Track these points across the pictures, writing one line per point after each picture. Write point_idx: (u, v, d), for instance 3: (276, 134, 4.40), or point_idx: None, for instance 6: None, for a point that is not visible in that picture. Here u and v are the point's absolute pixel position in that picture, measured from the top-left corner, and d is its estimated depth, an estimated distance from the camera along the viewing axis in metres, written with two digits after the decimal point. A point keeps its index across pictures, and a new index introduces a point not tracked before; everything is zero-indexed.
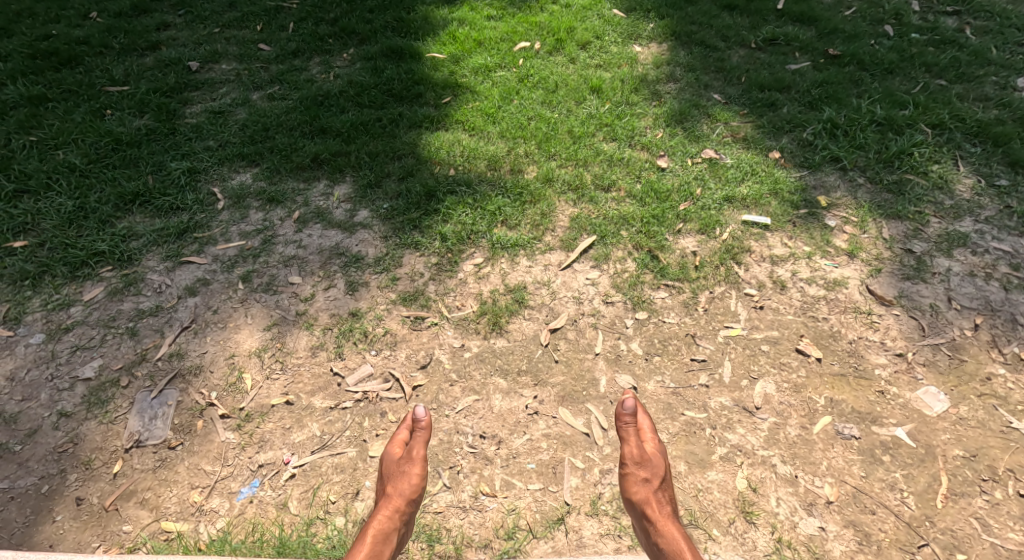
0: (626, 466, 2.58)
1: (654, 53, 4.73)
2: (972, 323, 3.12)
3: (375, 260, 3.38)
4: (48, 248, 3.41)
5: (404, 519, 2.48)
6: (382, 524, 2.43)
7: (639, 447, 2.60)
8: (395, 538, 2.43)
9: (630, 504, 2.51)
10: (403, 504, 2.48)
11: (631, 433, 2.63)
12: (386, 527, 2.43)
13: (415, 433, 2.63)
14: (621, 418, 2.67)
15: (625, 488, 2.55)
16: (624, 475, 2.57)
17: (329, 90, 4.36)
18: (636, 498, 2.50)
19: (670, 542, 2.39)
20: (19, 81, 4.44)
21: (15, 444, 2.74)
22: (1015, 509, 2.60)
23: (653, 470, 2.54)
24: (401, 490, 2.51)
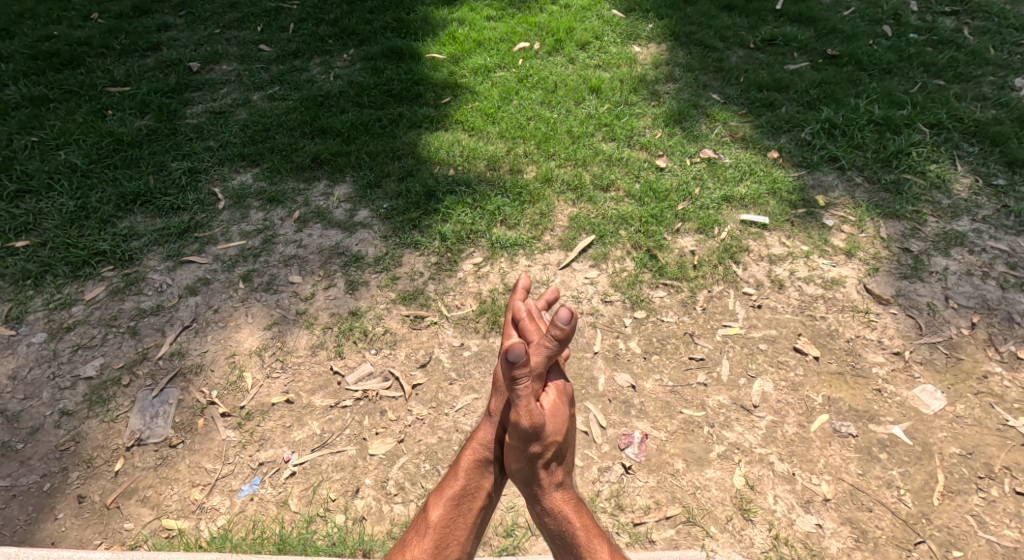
0: (513, 436, 2.14)
1: (653, 54, 4.74)
2: (969, 321, 3.14)
3: (375, 260, 3.40)
4: (50, 248, 3.43)
5: (504, 443, 2.29)
6: (477, 449, 2.28)
7: (531, 414, 2.10)
8: (495, 465, 2.29)
9: (515, 472, 2.22)
10: (501, 429, 2.26)
11: (522, 398, 2.08)
12: (484, 452, 2.28)
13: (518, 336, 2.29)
14: (508, 374, 2.07)
15: (507, 456, 2.20)
16: (508, 444, 2.17)
17: (329, 91, 4.38)
18: (524, 468, 2.20)
19: (562, 513, 2.23)
20: (21, 82, 4.46)
21: (17, 443, 2.76)
22: (1011, 506, 2.62)
23: (542, 441, 2.15)
24: (496, 409, 2.26)
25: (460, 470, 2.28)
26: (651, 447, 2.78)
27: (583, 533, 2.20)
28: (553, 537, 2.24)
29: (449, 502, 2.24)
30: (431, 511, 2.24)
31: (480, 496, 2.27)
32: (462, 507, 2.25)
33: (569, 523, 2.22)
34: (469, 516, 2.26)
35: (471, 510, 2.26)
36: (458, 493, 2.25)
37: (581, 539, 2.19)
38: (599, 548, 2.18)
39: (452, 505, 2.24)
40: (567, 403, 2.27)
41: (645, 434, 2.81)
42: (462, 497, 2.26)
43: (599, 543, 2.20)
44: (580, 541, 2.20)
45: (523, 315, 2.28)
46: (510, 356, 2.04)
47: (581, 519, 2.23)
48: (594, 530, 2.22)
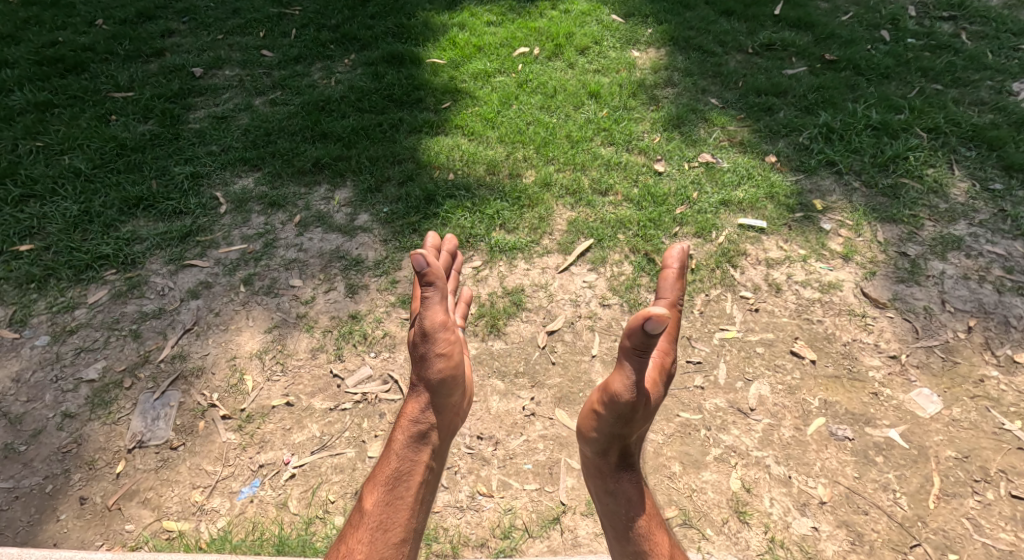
0: (609, 406, 2.18)
1: (652, 58, 4.77)
2: (966, 325, 3.15)
3: (375, 264, 3.42)
4: (53, 252, 3.46)
5: (436, 410, 2.34)
6: (407, 425, 2.32)
7: (633, 389, 2.14)
8: (429, 437, 2.32)
9: (592, 441, 2.28)
10: (430, 394, 2.33)
11: (638, 370, 2.13)
12: (417, 425, 2.32)
13: (426, 292, 2.29)
14: (634, 343, 2.09)
15: (595, 424, 2.25)
16: (598, 413, 2.23)
17: (331, 95, 4.41)
18: (605, 441, 2.25)
19: (627, 496, 2.27)
20: (26, 88, 4.51)
21: (20, 445, 2.79)
22: (1007, 509, 2.63)
23: (633, 418, 2.19)
24: (420, 375, 2.33)
25: (393, 451, 2.30)
26: (648, 450, 2.79)
27: (644, 519, 2.26)
28: (609, 518, 2.29)
29: (383, 486, 2.25)
30: (367, 498, 2.24)
31: (418, 474, 2.28)
32: (398, 489, 2.24)
33: (631, 507, 2.26)
34: (408, 496, 2.24)
35: (409, 490, 2.25)
36: (392, 476, 2.26)
37: (639, 526, 2.25)
38: (657, 537, 2.26)
39: (389, 488, 2.24)
40: (661, 381, 2.40)
41: (642, 437, 2.83)
42: (397, 479, 2.26)
43: (658, 530, 2.28)
44: (638, 527, 2.25)
45: (426, 270, 2.24)
46: (647, 327, 2.01)
47: (646, 505, 2.28)
48: (655, 517, 2.29)
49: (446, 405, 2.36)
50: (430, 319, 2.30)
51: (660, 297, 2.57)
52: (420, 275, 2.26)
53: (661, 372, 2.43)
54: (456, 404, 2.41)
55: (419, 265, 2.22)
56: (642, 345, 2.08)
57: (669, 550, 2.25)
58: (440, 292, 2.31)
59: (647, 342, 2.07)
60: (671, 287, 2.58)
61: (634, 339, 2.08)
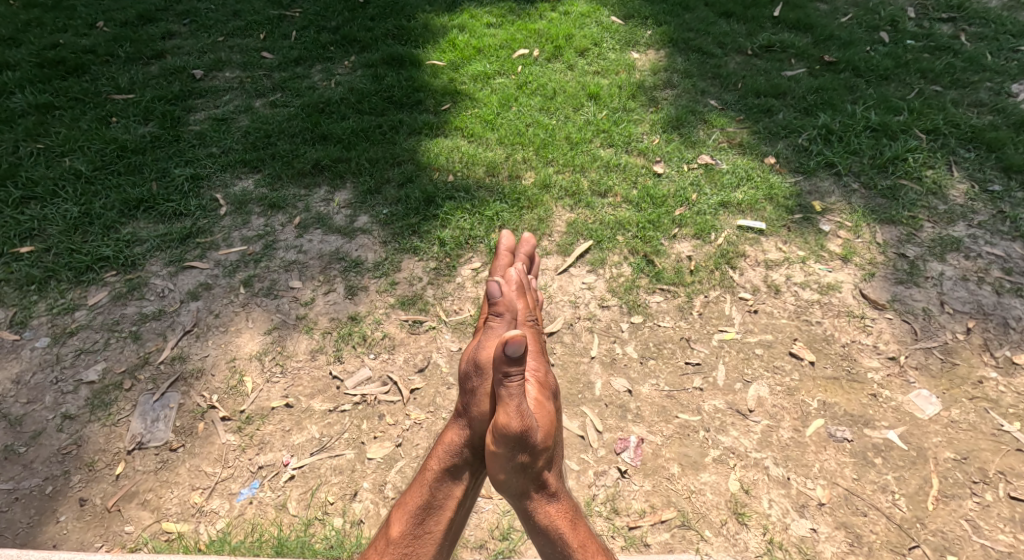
0: (500, 441, 2.00)
1: (651, 60, 4.78)
2: (965, 326, 3.15)
3: (374, 265, 3.43)
4: (54, 254, 3.47)
5: (475, 447, 2.14)
6: (442, 458, 2.14)
7: (521, 416, 2.01)
8: (464, 475, 2.13)
9: (502, 484, 2.06)
10: (470, 430, 2.13)
11: (516, 397, 2.02)
12: (451, 460, 2.13)
13: (494, 321, 2.28)
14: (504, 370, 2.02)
15: (495, 466, 2.04)
16: (494, 453, 2.02)
17: (330, 97, 4.42)
18: (514, 481, 2.05)
19: (556, 529, 2.08)
20: (27, 90, 4.52)
21: (20, 446, 2.80)
22: (1005, 511, 2.63)
23: (529, 447, 2.03)
24: (464, 408, 2.16)
25: (424, 481, 2.14)
26: (647, 452, 2.80)
27: (579, 548, 2.07)
28: (548, 555, 2.10)
29: (411, 517, 2.11)
30: (394, 525, 2.12)
31: (448, 510, 2.12)
32: (426, 523, 2.10)
33: (563, 539, 2.07)
34: (436, 531, 2.11)
35: (438, 525, 2.11)
36: (421, 507, 2.11)
37: (577, 556, 2.06)
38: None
39: (417, 520, 2.10)
40: (552, 399, 2.23)
41: (641, 439, 2.83)
42: (426, 512, 2.11)
43: (597, 556, 2.08)
44: (576, 557, 2.06)
45: (497, 297, 2.31)
46: (509, 350, 1.99)
47: (577, 531, 2.10)
48: (589, 542, 2.10)
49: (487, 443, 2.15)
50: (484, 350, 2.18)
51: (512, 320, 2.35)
52: (492, 303, 2.31)
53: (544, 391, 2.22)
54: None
55: (491, 291, 2.30)
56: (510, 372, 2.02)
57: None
58: (507, 323, 2.28)
59: (516, 366, 2.02)
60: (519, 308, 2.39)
61: (501, 365, 2.02)
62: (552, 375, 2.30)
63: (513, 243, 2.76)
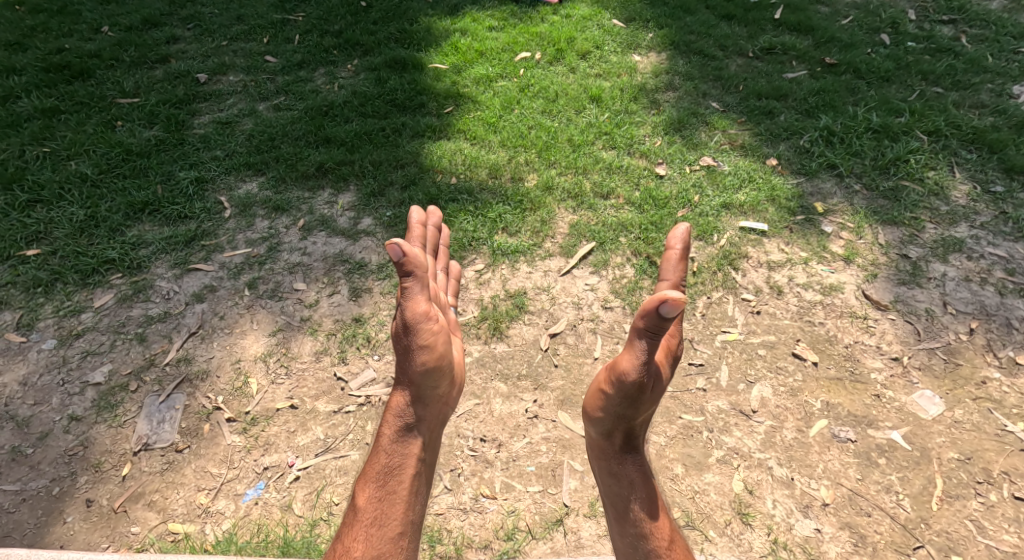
0: (616, 387, 2.15)
1: (653, 63, 4.80)
2: (968, 327, 3.16)
3: (378, 267, 3.44)
4: (60, 256, 3.49)
5: (422, 402, 2.24)
6: (393, 420, 2.22)
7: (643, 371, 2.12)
8: (417, 430, 2.22)
9: (599, 422, 2.24)
10: (414, 387, 2.23)
11: (648, 354, 2.10)
12: (403, 419, 2.21)
13: (407, 283, 2.18)
14: (645, 326, 2.06)
15: (601, 404, 2.22)
16: (605, 393, 2.20)
17: (334, 100, 4.44)
18: (611, 423, 2.22)
19: (631, 478, 2.23)
20: (33, 94, 4.55)
21: (27, 447, 2.81)
22: (1010, 511, 2.64)
23: (639, 401, 2.16)
24: (404, 369, 2.22)
25: (381, 446, 2.20)
26: (650, 452, 2.80)
27: (648, 502, 2.21)
28: (615, 499, 2.24)
29: (375, 482, 2.17)
30: (360, 495, 2.16)
31: (410, 466, 2.19)
32: (390, 484, 2.16)
33: (637, 490, 2.22)
34: (401, 490, 2.16)
35: (401, 482, 2.17)
36: (383, 471, 2.17)
37: (643, 507, 2.20)
38: (660, 522, 2.21)
39: (381, 484, 2.16)
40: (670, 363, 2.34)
41: (644, 439, 2.84)
42: (388, 474, 2.17)
43: (661, 516, 2.23)
44: (644, 509, 2.21)
45: (402, 259, 2.10)
46: (663, 311, 1.98)
47: (649, 488, 2.24)
48: (659, 501, 2.25)
49: (433, 395, 2.26)
50: (411, 310, 2.19)
51: (664, 280, 2.47)
52: (398, 265, 2.12)
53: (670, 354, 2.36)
54: (443, 392, 2.31)
55: (394, 255, 2.07)
56: (656, 329, 2.05)
57: (670, 535, 2.21)
58: (421, 281, 2.20)
59: (659, 326, 2.04)
60: (674, 269, 2.47)
61: (646, 322, 2.04)
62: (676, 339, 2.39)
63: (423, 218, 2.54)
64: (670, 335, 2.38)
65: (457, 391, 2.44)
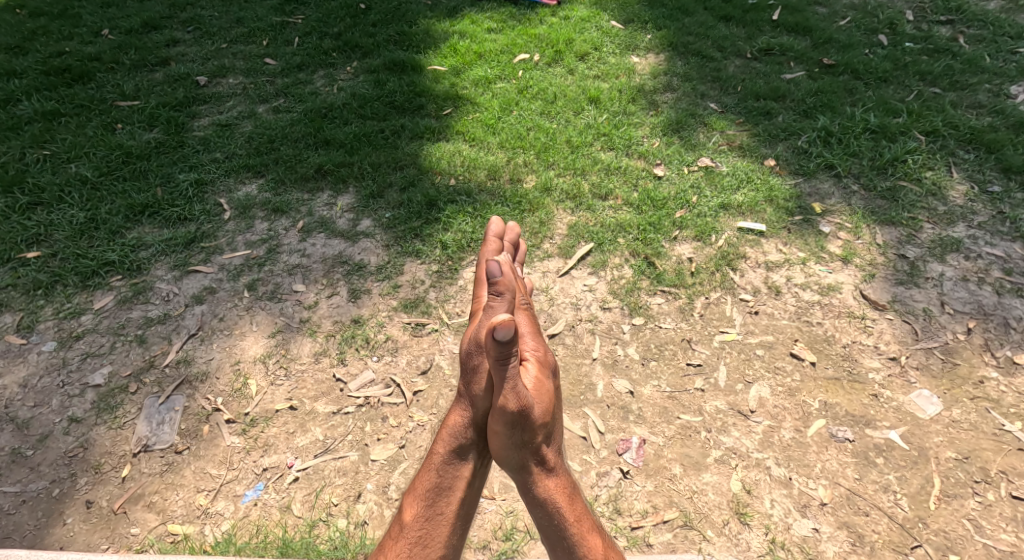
0: (495, 421, 1.95)
1: (651, 64, 4.81)
2: (965, 326, 3.17)
3: (377, 268, 3.45)
4: (60, 259, 3.50)
5: (479, 426, 2.05)
6: (446, 439, 2.06)
7: (518, 398, 1.92)
8: (470, 455, 2.06)
9: (502, 459, 2.02)
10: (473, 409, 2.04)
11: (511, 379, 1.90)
12: (457, 440, 2.05)
13: (493, 301, 2.03)
14: (497, 355, 1.87)
15: (495, 443, 2.00)
16: (494, 431, 1.98)
17: (333, 102, 4.46)
18: (514, 455, 2.00)
19: (554, 504, 2.03)
20: (33, 97, 4.57)
21: (27, 449, 2.82)
22: (1007, 510, 2.64)
23: (529, 425, 1.97)
24: (466, 388, 2.04)
25: (432, 464, 2.07)
26: (649, 453, 2.81)
27: (576, 523, 2.04)
28: (546, 531, 2.05)
29: (422, 501, 2.06)
30: (407, 510, 2.07)
31: (458, 490, 2.06)
32: (438, 504, 2.04)
33: (560, 514, 2.03)
34: (448, 512, 2.04)
35: (449, 505, 2.05)
36: (432, 490, 2.05)
37: (574, 532, 2.03)
38: (591, 541, 2.04)
39: (428, 503, 2.05)
40: (551, 377, 2.14)
41: (642, 440, 2.85)
42: (436, 494, 2.05)
43: (591, 533, 2.06)
44: (573, 533, 2.03)
45: (499, 276, 2.02)
46: (497, 336, 1.83)
47: (574, 507, 2.06)
48: (585, 517, 2.07)
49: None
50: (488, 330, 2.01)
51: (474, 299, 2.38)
52: (491, 282, 2.03)
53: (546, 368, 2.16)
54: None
55: (492, 271, 2.00)
56: (504, 356, 1.87)
57: (604, 551, 2.05)
58: (509, 302, 2.03)
59: (508, 351, 1.86)
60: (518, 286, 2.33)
61: (492, 350, 1.86)
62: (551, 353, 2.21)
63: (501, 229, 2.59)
64: (534, 349, 2.17)
65: None
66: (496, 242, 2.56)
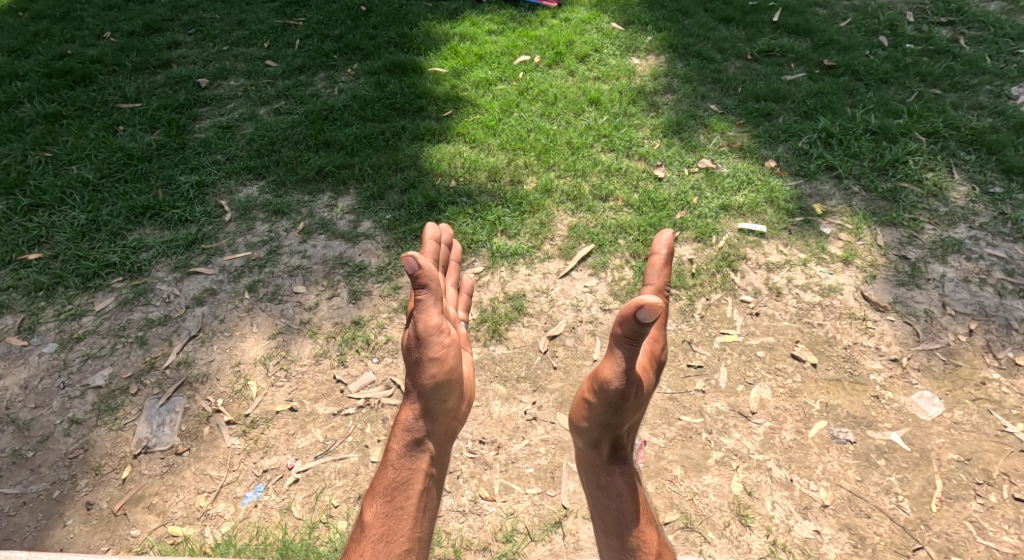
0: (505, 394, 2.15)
1: (651, 65, 4.81)
2: (967, 328, 3.16)
3: (377, 270, 3.45)
4: (61, 261, 3.51)
5: (430, 417, 2.25)
6: (401, 434, 2.24)
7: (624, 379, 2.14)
8: (426, 444, 2.23)
9: (584, 431, 2.26)
10: (423, 400, 2.24)
11: (627, 359, 2.12)
12: (411, 433, 2.24)
13: (420, 295, 2.21)
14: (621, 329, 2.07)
15: (585, 414, 2.24)
16: (589, 402, 2.21)
17: (334, 104, 4.46)
18: (597, 433, 2.24)
19: (619, 490, 2.25)
20: (35, 100, 4.58)
21: (27, 450, 2.82)
22: (1010, 512, 2.63)
23: (621, 409, 2.19)
24: (413, 381, 2.24)
25: (388, 462, 2.23)
26: (650, 454, 2.80)
27: (636, 513, 2.24)
28: (605, 511, 2.27)
29: (382, 498, 2.18)
30: (367, 510, 2.18)
31: (417, 481, 2.20)
32: (397, 499, 2.17)
33: (624, 499, 2.24)
34: (409, 504, 2.17)
35: (409, 498, 2.18)
36: (391, 485, 2.19)
37: (631, 520, 2.23)
38: (646, 534, 2.24)
39: (388, 499, 2.18)
40: (655, 369, 2.35)
41: (643, 441, 2.84)
42: (395, 489, 2.19)
43: (647, 527, 2.26)
44: (630, 521, 2.24)
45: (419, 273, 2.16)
46: (640, 316, 2.01)
47: (635, 500, 2.26)
48: (644, 512, 2.27)
49: (440, 410, 2.26)
50: (423, 322, 2.21)
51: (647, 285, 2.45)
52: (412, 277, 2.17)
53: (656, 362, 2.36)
54: (452, 407, 2.31)
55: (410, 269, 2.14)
56: (633, 334, 2.07)
57: (657, 547, 2.24)
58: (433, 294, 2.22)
59: (639, 330, 2.05)
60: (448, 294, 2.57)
61: (626, 327, 2.05)
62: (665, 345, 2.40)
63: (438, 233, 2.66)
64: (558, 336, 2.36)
65: (467, 407, 2.44)
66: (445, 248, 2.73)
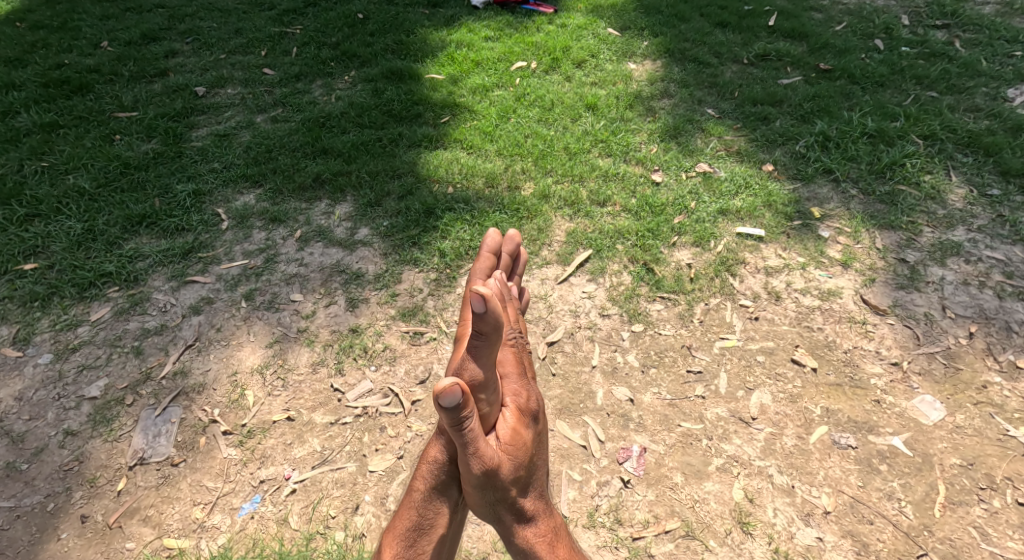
0: (464, 483, 2.07)
1: (648, 70, 4.80)
2: (968, 331, 3.14)
3: (375, 277, 3.44)
4: (57, 271, 3.49)
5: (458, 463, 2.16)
6: (426, 478, 2.18)
7: (481, 461, 2.01)
8: (450, 493, 2.18)
9: (479, 511, 2.16)
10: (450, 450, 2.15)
11: (468, 442, 1.97)
12: (436, 479, 2.17)
13: None
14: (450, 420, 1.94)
15: (470, 500, 2.14)
16: (466, 490, 2.11)
17: (331, 112, 4.46)
18: (487, 509, 2.14)
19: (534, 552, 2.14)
20: (32, 109, 4.57)
21: (21, 463, 2.80)
22: (1014, 517, 2.61)
23: (498, 485, 2.08)
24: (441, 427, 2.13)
25: (412, 503, 2.20)
26: (649, 462, 2.78)
27: None
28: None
29: (402, 540, 2.19)
30: (386, 550, 2.20)
31: (438, 527, 2.19)
32: (418, 542, 2.18)
33: None
34: (429, 549, 2.19)
35: (430, 542, 2.19)
36: (411, 530, 2.19)
37: None
38: None
39: (408, 542, 2.18)
40: (530, 423, 2.24)
41: (643, 448, 2.82)
42: (416, 533, 2.18)
43: None
44: None
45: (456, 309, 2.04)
46: (445, 402, 1.89)
47: (556, 553, 2.16)
48: None
49: None
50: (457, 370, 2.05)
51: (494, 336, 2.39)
52: None
53: (526, 416, 2.24)
54: None
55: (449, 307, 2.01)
56: (459, 421, 1.93)
57: None
58: (490, 341, 2.04)
59: (460, 418, 1.93)
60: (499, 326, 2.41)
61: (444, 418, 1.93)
62: (534, 396, 2.30)
63: (497, 244, 2.79)
64: (515, 394, 2.27)
65: None
66: (491, 257, 2.77)
